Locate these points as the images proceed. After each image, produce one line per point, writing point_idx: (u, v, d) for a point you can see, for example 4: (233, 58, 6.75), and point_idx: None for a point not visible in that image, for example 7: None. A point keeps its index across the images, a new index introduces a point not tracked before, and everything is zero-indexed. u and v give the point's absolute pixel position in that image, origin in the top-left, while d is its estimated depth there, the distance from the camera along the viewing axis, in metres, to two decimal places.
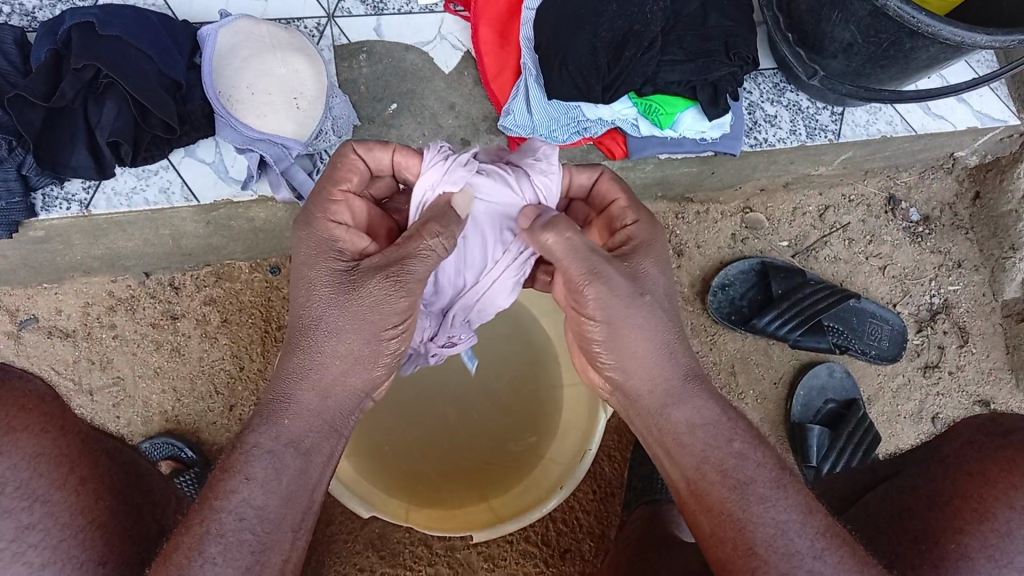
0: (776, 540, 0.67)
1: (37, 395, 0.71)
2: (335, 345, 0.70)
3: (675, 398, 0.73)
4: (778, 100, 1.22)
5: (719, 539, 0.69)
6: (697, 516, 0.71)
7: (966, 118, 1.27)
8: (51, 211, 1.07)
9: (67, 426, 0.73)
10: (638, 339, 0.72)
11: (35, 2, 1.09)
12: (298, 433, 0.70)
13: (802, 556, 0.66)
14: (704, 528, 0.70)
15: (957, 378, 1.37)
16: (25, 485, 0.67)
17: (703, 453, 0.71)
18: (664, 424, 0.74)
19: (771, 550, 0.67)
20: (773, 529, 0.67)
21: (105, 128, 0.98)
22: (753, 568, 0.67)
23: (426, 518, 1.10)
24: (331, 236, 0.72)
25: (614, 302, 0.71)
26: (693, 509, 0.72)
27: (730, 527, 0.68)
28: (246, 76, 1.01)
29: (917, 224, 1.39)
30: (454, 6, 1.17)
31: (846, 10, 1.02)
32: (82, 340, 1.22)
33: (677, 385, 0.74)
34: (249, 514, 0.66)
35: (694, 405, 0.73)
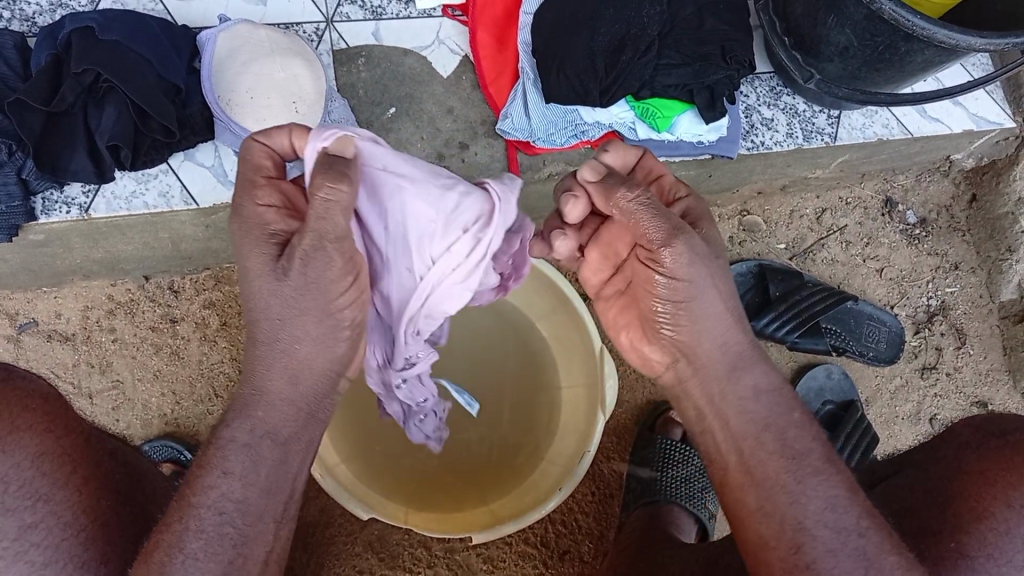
0: (825, 515, 0.67)
1: (42, 395, 0.72)
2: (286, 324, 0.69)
3: (743, 365, 0.73)
4: (774, 104, 1.23)
5: (767, 514, 0.68)
6: (743, 491, 0.70)
7: (961, 121, 1.28)
8: (51, 215, 1.08)
9: (73, 423, 0.74)
10: (714, 305, 0.72)
11: (35, 7, 1.09)
12: (276, 423, 0.70)
13: (851, 532, 0.66)
14: (750, 502, 0.69)
15: (955, 380, 1.38)
16: (27, 485, 0.68)
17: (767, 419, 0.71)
18: (731, 389, 0.72)
19: (820, 525, 0.66)
20: (825, 501, 0.67)
21: (104, 133, 0.99)
22: (800, 543, 0.66)
23: (425, 520, 1.09)
24: (267, 221, 0.70)
25: (688, 266, 0.71)
26: (742, 484, 0.70)
27: (782, 501, 0.68)
28: (245, 81, 1.02)
29: (914, 227, 1.39)
30: (453, 11, 1.18)
31: (841, 13, 1.03)
32: (82, 343, 1.22)
33: (744, 350, 0.74)
34: (229, 507, 0.67)
35: (759, 370, 0.73)
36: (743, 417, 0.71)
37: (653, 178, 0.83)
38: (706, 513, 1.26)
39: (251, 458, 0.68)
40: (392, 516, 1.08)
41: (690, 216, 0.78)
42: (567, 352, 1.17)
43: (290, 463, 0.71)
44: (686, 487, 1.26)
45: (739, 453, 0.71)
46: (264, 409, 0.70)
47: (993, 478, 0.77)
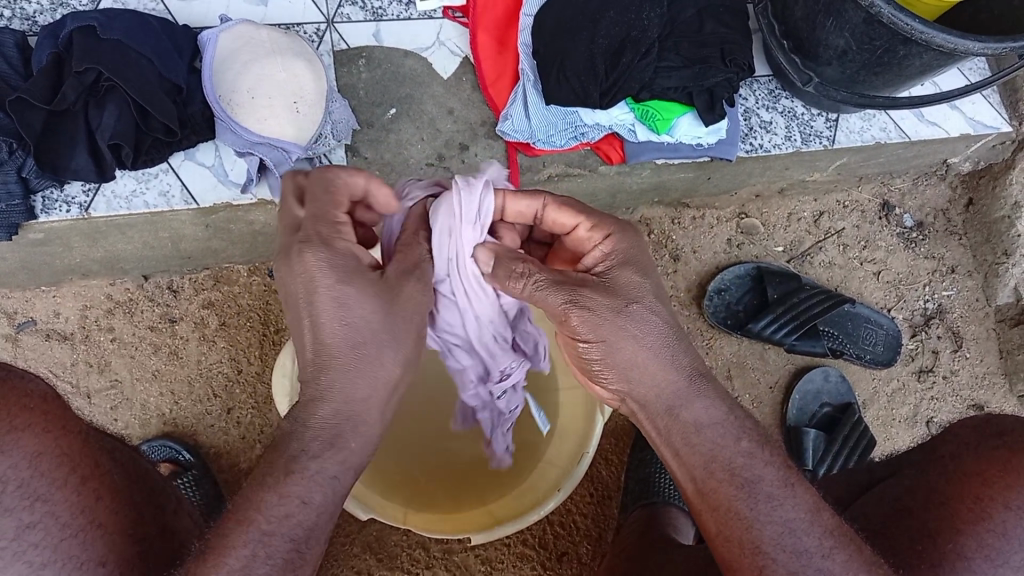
0: (784, 539, 0.68)
1: (39, 395, 0.72)
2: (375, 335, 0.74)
3: (684, 399, 0.75)
4: (773, 107, 1.23)
5: (727, 538, 0.70)
6: (703, 515, 0.72)
7: (959, 125, 1.29)
8: (51, 213, 1.07)
9: (71, 423, 0.73)
10: (633, 356, 0.74)
11: (37, 7, 1.09)
12: (337, 431, 0.71)
13: (811, 554, 0.67)
14: (711, 527, 0.71)
15: (951, 383, 1.38)
16: (27, 484, 0.68)
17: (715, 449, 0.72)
18: (674, 424, 0.74)
19: (779, 549, 0.67)
20: (781, 527, 0.68)
21: (105, 132, 0.99)
22: (762, 566, 0.67)
23: (424, 520, 1.11)
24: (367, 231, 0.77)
25: (593, 330, 0.74)
26: (701, 508, 0.72)
27: (739, 525, 0.69)
28: (247, 81, 1.02)
29: (911, 230, 1.40)
30: (453, 13, 1.18)
31: (840, 17, 1.03)
32: (80, 343, 1.22)
33: (684, 387, 0.75)
34: (276, 517, 0.66)
35: (702, 404, 0.74)
36: (695, 446, 0.73)
37: (579, 213, 0.81)
38: None
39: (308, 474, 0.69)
40: (392, 518, 1.08)
41: (608, 261, 0.78)
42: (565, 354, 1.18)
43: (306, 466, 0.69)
44: None
45: (700, 477, 0.72)
46: (318, 413, 0.72)
47: (990, 478, 0.78)
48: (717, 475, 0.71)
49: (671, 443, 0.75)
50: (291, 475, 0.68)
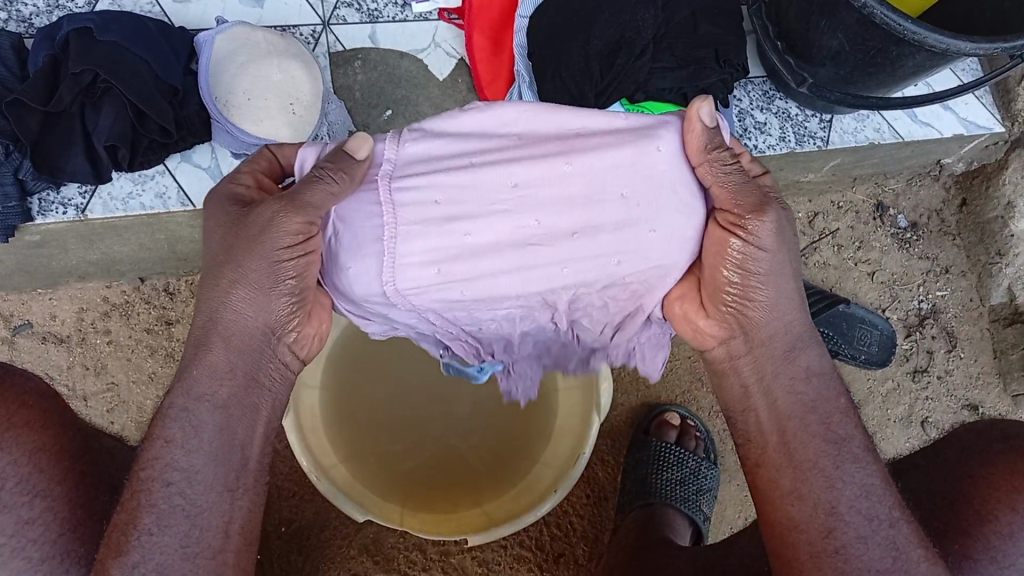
0: (859, 502, 0.72)
1: (37, 395, 0.75)
2: (243, 280, 0.70)
3: (802, 341, 0.77)
4: (767, 108, 1.24)
5: (801, 496, 0.73)
6: (778, 471, 0.74)
7: (951, 125, 1.29)
8: (47, 215, 1.07)
9: (65, 419, 0.77)
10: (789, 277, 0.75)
11: (32, 9, 1.10)
12: (211, 386, 0.71)
13: (882, 521, 0.72)
14: (784, 483, 0.74)
15: (945, 383, 1.39)
16: (27, 480, 0.72)
17: (811, 401, 0.75)
18: (787, 367, 0.76)
19: (852, 511, 0.72)
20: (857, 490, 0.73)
21: (101, 134, 0.99)
22: (831, 527, 0.71)
23: (420, 522, 1.11)
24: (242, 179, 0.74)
25: (774, 237, 0.72)
26: (775, 463, 0.75)
27: (818, 485, 0.72)
28: (242, 81, 1.02)
29: (905, 231, 1.40)
30: (448, 15, 1.19)
31: (833, 18, 1.04)
32: (77, 345, 1.22)
33: (803, 331, 0.77)
34: (176, 477, 0.68)
35: (814, 352, 0.77)
36: (793, 398, 0.75)
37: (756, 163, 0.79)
38: (702, 515, 1.27)
39: (192, 424, 0.70)
40: (388, 518, 1.09)
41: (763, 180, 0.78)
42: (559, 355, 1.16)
43: (235, 427, 0.71)
44: (681, 489, 1.27)
45: (780, 430, 0.75)
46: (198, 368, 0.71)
47: (997, 479, 0.80)
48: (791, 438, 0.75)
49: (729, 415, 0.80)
50: (211, 431, 0.70)
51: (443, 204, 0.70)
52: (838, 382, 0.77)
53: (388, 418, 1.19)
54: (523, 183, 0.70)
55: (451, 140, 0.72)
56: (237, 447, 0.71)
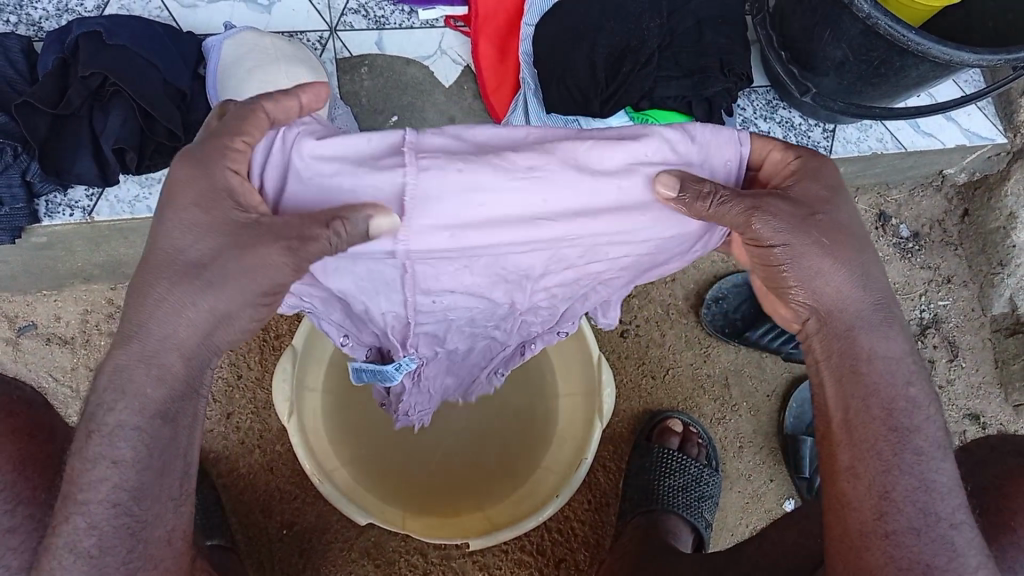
0: (916, 493, 0.67)
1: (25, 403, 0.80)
2: (197, 301, 0.63)
3: (878, 328, 0.70)
4: (771, 117, 1.25)
5: (857, 474, 0.69)
6: (836, 447, 0.70)
7: (954, 136, 1.30)
8: (54, 217, 1.08)
9: (55, 430, 0.80)
10: (871, 260, 0.70)
11: (42, 13, 1.11)
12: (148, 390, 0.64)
13: (945, 520, 0.67)
14: (842, 459, 0.70)
15: (947, 393, 1.39)
16: (11, 486, 0.74)
17: (877, 388, 0.69)
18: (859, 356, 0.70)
19: (908, 500, 0.67)
20: (916, 481, 0.68)
21: (109, 136, 1.00)
22: (884, 511, 0.67)
23: (421, 525, 1.11)
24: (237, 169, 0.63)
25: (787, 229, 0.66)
26: (836, 442, 0.70)
27: (876, 467, 0.68)
28: (250, 87, 1.02)
29: (907, 241, 1.41)
30: (455, 23, 1.20)
31: (837, 29, 1.04)
32: (81, 347, 1.22)
33: (867, 314, 0.70)
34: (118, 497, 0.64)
35: (894, 337, 0.71)
36: (856, 382, 0.70)
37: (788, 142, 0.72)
38: (703, 521, 1.27)
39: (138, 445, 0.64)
40: (389, 522, 1.08)
41: (790, 169, 0.70)
42: (564, 364, 1.18)
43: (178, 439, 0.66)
44: (684, 496, 1.27)
45: (846, 409, 0.70)
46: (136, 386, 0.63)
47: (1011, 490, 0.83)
48: (864, 420, 0.69)
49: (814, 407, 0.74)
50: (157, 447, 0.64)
51: (466, 174, 0.62)
52: (912, 370, 0.71)
53: (386, 407, 1.20)
54: (539, 167, 0.64)
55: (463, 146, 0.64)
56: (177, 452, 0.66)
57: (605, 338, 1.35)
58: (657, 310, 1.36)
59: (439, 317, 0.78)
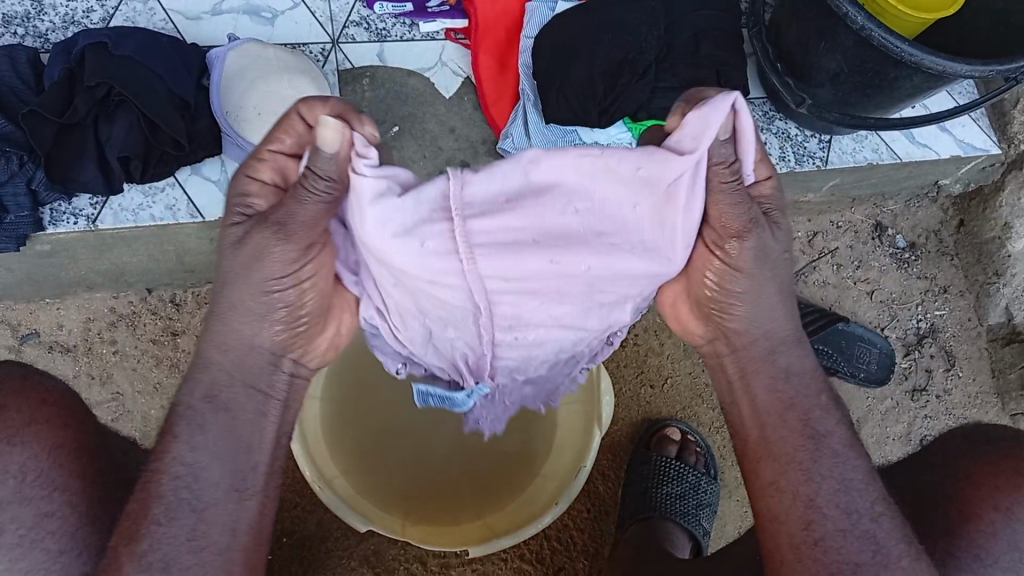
0: (841, 497, 0.74)
1: (59, 393, 0.82)
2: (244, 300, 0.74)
3: (785, 344, 0.79)
4: (767, 129, 1.26)
5: (780, 488, 0.75)
6: (759, 463, 0.77)
7: (949, 147, 1.31)
8: (58, 225, 1.09)
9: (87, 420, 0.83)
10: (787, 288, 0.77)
11: (48, 25, 1.12)
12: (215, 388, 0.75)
13: (863, 516, 0.73)
14: (766, 474, 0.76)
15: (945, 402, 1.40)
16: (46, 474, 0.77)
17: (792, 399, 0.77)
18: (766, 367, 0.79)
19: (832, 506, 0.73)
20: (839, 485, 0.74)
21: (115, 145, 1.01)
22: (810, 519, 0.73)
23: (420, 532, 1.12)
24: (247, 191, 0.73)
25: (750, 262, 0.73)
26: (759, 457, 0.77)
27: (797, 478, 0.74)
28: (253, 98, 1.06)
29: (903, 251, 1.42)
30: (455, 35, 1.22)
31: (832, 41, 1.06)
32: (83, 355, 1.23)
33: (786, 335, 0.79)
34: (183, 471, 0.71)
35: (795, 353, 0.79)
36: (772, 395, 0.78)
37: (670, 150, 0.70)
38: (701, 528, 1.28)
39: (198, 424, 0.73)
40: (389, 530, 1.10)
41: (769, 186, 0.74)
42: None
43: (240, 431, 0.74)
44: (681, 503, 1.28)
45: (760, 425, 0.78)
46: (205, 374, 0.75)
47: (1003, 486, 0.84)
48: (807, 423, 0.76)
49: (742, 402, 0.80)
50: (216, 431, 0.73)
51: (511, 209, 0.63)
52: (821, 381, 0.79)
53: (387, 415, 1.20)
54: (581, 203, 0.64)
55: (505, 196, 0.63)
56: (245, 450, 0.74)
57: None
58: (655, 319, 1.35)
59: (523, 356, 0.76)
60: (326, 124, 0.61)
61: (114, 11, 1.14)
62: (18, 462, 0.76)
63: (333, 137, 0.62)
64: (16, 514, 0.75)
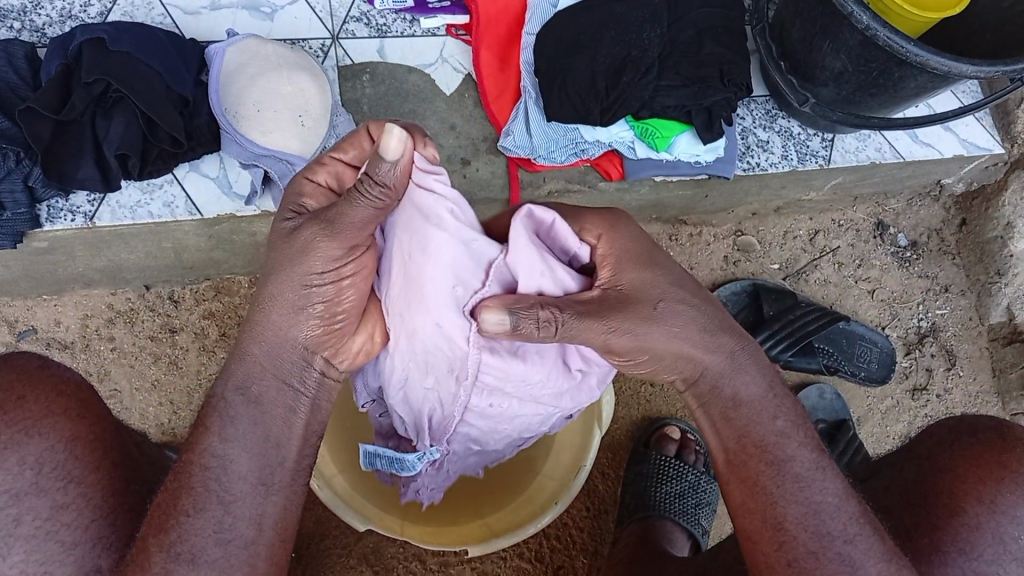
0: (807, 519, 0.73)
1: (75, 383, 0.78)
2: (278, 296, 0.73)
3: (728, 374, 0.76)
4: (770, 127, 1.25)
5: (750, 510, 0.75)
6: (730, 485, 0.77)
7: (952, 146, 1.31)
8: (55, 222, 1.08)
9: (103, 411, 0.79)
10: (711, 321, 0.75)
11: (46, 19, 1.11)
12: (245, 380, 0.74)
13: (835, 537, 0.73)
14: (736, 497, 0.77)
15: (945, 401, 1.39)
16: (62, 466, 0.74)
17: (747, 426, 0.76)
18: (719, 399, 0.77)
19: (801, 528, 0.73)
20: (806, 508, 0.74)
21: (112, 142, 1.00)
22: (782, 541, 0.73)
23: (420, 531, 1.10)
24: (301, 191, 0.73)
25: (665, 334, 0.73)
26: (729, 479, 0.77)
27: (764, 502, 0.75)
28: (253, 93, 1.03)
29: (905, 250, 1.42)
30: (456, 31, 1.21)
31: (836, 40, 1.05)
32: (80, 352, 1.23)
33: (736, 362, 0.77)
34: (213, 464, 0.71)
35: (743, 379, 0.77)
36: (732, 422, 0.77)
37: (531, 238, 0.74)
38: (700, 528, 1.28)
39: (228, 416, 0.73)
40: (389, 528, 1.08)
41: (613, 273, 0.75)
42: None
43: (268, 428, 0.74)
44: (680, 502, 1.28)
45: (730, 448, 0.77)
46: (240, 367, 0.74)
47: None
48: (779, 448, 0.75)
49: (712, 417, 0.78)
50: (246, 423, 0.73)
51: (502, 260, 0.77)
52: (775, 405, 0.77)
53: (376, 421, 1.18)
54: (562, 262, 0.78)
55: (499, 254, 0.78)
56: (273, 445, 0.74)
57: None
58: None
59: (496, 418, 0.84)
60: (393, 134, 0.60)
61: (111, 6, 1.12)
62: (34, 454, 0.73)
63: (396, 146, 0.61)
64: (32, 505, 0.72)
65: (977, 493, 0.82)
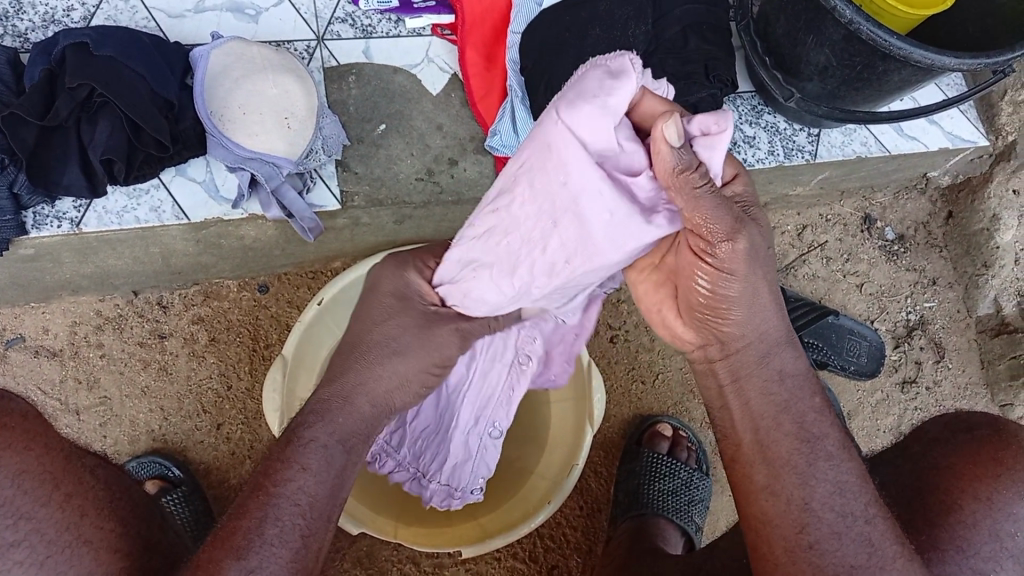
0: (834, 499, 0.73)
1: (20, 413, 0.69)
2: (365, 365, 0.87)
3: (779, 346, 0.75)
4: (756, 122, 1.26)
5: (773, 492, 0.73)
6: (753, 468, 0.75)
7: (938, 139, 1.31)
8: (41, 229, 1.07)
9: (53, 441, 0.71)
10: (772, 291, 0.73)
11: (28, 24, 1.11)
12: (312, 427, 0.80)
13: (857, 517, 0.72)
14: (758, 478, 0.74)
15: (934, 394, 1.41)
16: (9, 502, 0.66)
17: (786, 403, 0.75)
18: (760, 371, 0.75)
19: (825, 507, 0.72)
20: (832, 486, 0.73)
21: (98, 147, 0.99)
22: (805, 522, 0.72)
23: (413, 534, 1.11)
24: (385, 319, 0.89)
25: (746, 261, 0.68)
26: (753, 460, 0.75)
27: (792, 482, 0.73)
28: (238, 97, 1.02)
29: (892, 243, 1.43)
30: (441, 31, 1.21)
31: (820, 34, 1.06)
32: (69, 359, 1.23)
33: (780, 335, 0.75)
34: (303, 499, 0.75)
35: (789, 354, 0.76)
36: (765, 399, 0.75)
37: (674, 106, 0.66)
38: (694, 525, 1.28)
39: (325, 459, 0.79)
40: (381, 531, 1.08)
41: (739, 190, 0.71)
42: None
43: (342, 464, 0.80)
44: (673, 499, 1.28)
45: (754, 429, 0.75)
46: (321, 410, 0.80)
47: None
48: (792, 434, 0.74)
49: (744, 394, 0.76)
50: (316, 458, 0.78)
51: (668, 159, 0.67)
52: (813, 383, 0.77)
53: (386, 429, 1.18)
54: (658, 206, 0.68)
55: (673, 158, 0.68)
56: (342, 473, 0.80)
57: (595, 345, 1.35)
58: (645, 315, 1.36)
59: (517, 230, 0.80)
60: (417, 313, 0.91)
61: (94, 10, 1.12)
62: None
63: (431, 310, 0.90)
64: None
65: (967, 485, 0.82)
